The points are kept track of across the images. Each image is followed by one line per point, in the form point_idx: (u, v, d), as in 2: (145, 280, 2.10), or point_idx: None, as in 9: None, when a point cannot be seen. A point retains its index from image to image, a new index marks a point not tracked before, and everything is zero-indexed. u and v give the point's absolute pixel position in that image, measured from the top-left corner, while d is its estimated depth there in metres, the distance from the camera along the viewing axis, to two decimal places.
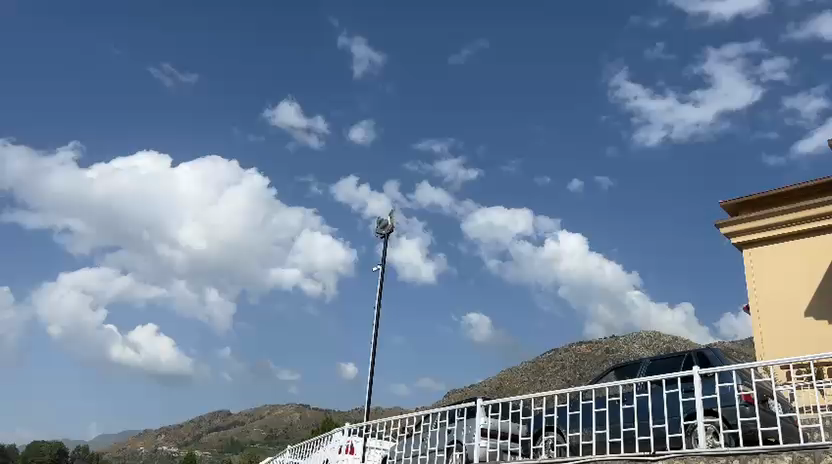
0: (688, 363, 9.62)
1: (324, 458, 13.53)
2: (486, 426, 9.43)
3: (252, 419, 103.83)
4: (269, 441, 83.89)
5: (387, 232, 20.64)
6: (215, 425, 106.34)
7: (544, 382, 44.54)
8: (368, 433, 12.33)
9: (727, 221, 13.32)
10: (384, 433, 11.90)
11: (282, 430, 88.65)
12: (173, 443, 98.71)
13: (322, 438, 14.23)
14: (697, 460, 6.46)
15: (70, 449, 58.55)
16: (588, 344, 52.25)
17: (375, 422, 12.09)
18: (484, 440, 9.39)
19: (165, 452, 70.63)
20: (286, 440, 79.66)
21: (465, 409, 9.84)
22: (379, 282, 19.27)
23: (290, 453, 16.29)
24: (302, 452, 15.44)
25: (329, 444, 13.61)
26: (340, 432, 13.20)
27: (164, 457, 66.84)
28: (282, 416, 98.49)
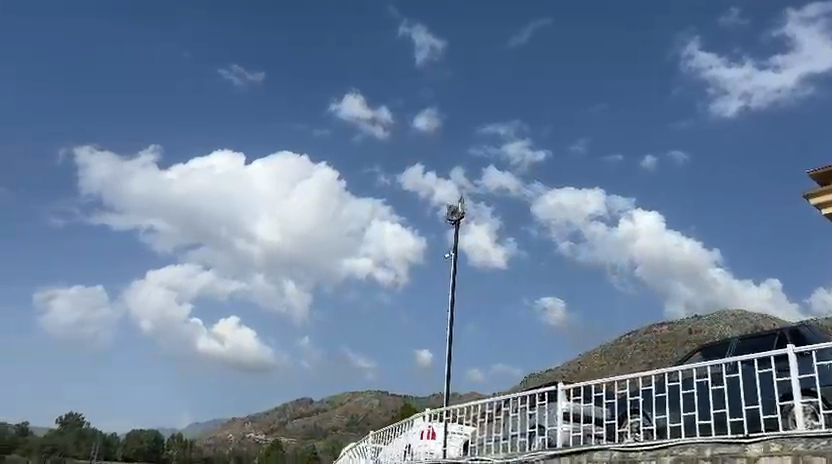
0: (781, 342, 9.18)
1: (406, 443, 13.71)
2: (568, 410, 9.33)
3: (333, 406, 106.55)
4: (350, 427, 85.84)
5: (457, 217, 20.63)
6: (298, 413, 109.67)
7: (625, 365, 43.56)
8: (449, 418, 12.39)
9: (820, 192, 12.54)
10: (465, 418, 11.94)
11: (364, 416, 90.52)
12: (259, 430, 102.63)
13: (402, 423, 14.46)
14: (797, 442, 6.16)
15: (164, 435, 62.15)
16: (670, 325, 50.72)
17: (455, 406, 12.15)
18: (567, 424, 9.30)
19: (253, 439, 73.49)
20: (366, 426, 81.37)
21: (546, 393, 9.74)
22: (453, 268, 19.30)
23: (373, 439, 16.57)
24: (384, 438, 15.69)
25: (410, 430, 13.78)
26: (421, 417, 13.34)
27: (251, 444, 69.79)
28: (361, 403, 100.41)
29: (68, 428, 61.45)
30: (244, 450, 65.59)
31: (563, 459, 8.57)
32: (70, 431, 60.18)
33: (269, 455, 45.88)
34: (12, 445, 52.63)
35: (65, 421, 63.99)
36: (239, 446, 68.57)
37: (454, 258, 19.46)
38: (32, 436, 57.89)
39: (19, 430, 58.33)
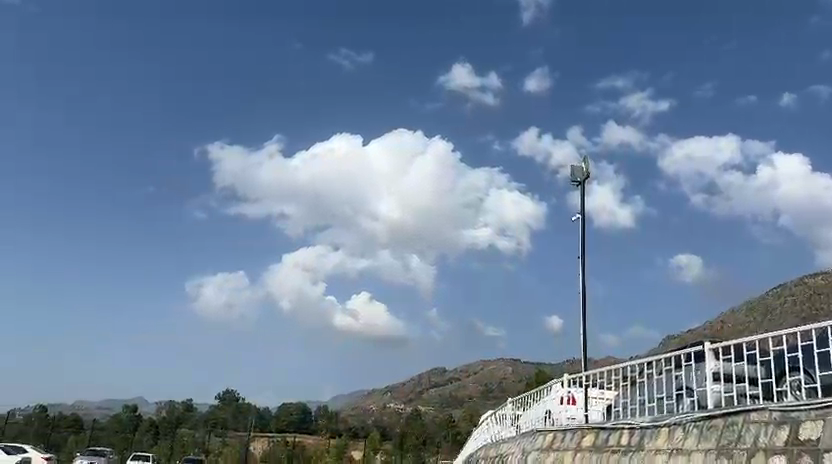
0: None
1: (545, 409, 13.71)
2: (717, 370, 8.93)
3: (467, 375, 108.32)
4: (485, 396, 86.57)
5: (583, 179, 20.02)
6: (434, 383, 112.18)
7: (774, 320, 40.68)
8: (589, 384, 12.25)
9: None
10: (606, 383, 11.75)
11: (498, 384, 91.15)
12: (397, 400, 105.89)
13: (541, 390, 14.45)
14: None
15: (311, 407, 65.97)
16: (824, 275, 46.61)
17: (595, 371, 12.00)
18: (716, 384, 8.90)
19: (393, 408, 76.63)
20: (502, 394, 81.76)
21: (693, 354, 9.38)
22: (581, 231, 18.83)
23: (512, 406, 16.69)
24: (523, 405, 15.79)
25: (549, 396, 13.76)
26: (560, 384, 13.29)
27: (392, 413, 72.31)
28: (494, 372, 100.90)
29: (226, 402, 66.86)
30: (386, 420, 68.10)
31: (717, 421, 8.19)
32: (227, 406, 65.41)
33: (410, 424, 47.29)
34: (180, 418, 58.06)
35: (223, 397, 69.54)
36: (380, 416, 71.28)
37: (583, 221, 18.98)
38: (197, 411, 63.58)
39: (185, 406, 64.28)
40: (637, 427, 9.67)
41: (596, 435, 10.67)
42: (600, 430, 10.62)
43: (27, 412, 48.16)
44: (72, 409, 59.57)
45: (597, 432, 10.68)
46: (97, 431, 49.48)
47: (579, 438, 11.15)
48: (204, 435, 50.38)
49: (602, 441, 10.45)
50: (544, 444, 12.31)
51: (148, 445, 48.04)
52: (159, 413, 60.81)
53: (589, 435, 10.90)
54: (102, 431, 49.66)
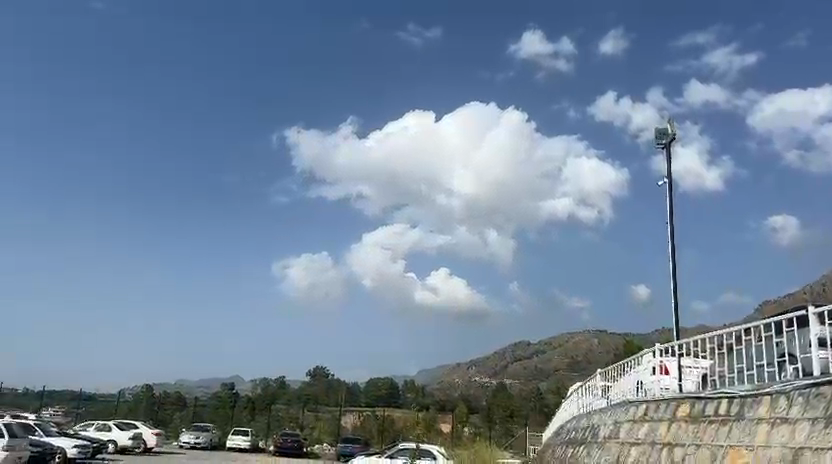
0: None
1: (636, 379, 13.47)
2: (822, 336, 8.52)
3: (552, 348, 107.52)
4: (571, 368, 85.38)
5: (668, 140, 19.29)
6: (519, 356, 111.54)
7: None
8: (682, 353, 11.93)
9: None
10: (699, 351, 11.41)
11: (584, 355, 90.09)
12: (483, 373, 105.80)
13: (632, 361, 14.17)
14: None
15: (398, 382, 67.25)
16: None
17: (687, 340, 11.67)
18: (821, 351, 8.49)
19: (478, 381, 77.19)
20: (589, 366, 80.34)
21: (794, 319, 8.96)
22: (668, 195, 18.20)
23: (601, 377, 16.45)
24: (613, 376, 15.54)
25: (639, 366, 13.49)
26: (651, 354, 13.01)
27: (478, 386, 72.92)
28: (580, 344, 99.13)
29: (316, 379, 69.20)
30: (472, 393, 68.55)
31: (824, 389, 7.82)
32: (318, 382, 67.72)
33: (497, 397, 47.41)
34: (274, 395, 60.67)
35: (313, 373, 71.91)
36: (466, 389, 71.76)
37: (669, 186, 18.32)
38: (290, 388, 66.20)
39: (279, 383, 67.06)
40: (736, 396, 9.35)
41: (692, 405, 10.41)
42: (695, 400, 10.35)
43: (136, 392, 51.58)
44: (176, 388, 63.32)
45: (692, 403, 10.42)
46: (200, 407, 52.42)
47: (674, 408, 10.88)
48: (297, 410, 52.38)
49: (699, 411, 10.18)
50: (637, 415, 12.10)
51: (247, 421, 50.56)
52: (255, 390, 63.72)
53: (685, 405, 10.62)
54: (204, 407, 52.58)
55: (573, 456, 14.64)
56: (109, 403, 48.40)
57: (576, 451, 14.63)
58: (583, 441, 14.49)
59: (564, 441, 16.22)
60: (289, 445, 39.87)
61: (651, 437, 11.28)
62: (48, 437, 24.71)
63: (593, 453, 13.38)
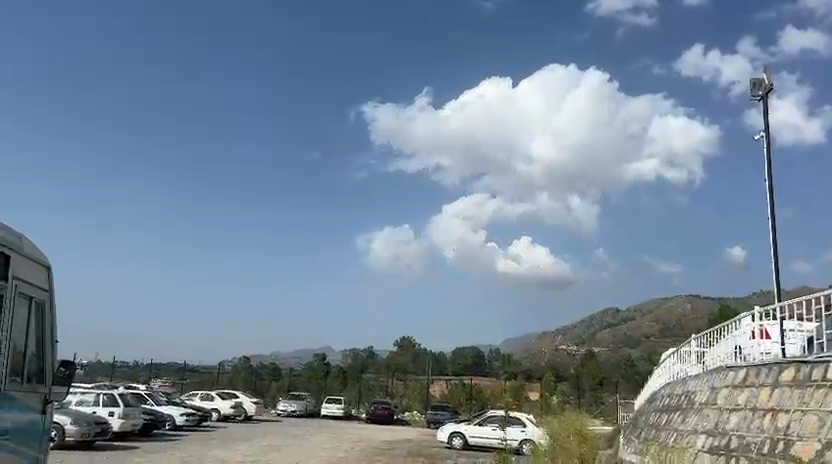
0: None
1: (733, 344, 12.94)
2: None
3: (641, 315, 104.85)
4: (663, 334, 82.99)
5: (765, 91, 18.10)
6: (607, 324, 109.20)
7: None
8: (783, 316, 11.36)
9: None
10: (803, 313, 10.83)
11: (676, 321, 87.29)
12: (570, 341, 104.31)
13: (729, 326, 13.61)
14: None
15: (485, 351, 67.45)
16: None
17: (789, 302, 11.08)
18: None
19: (566, 349, 76.18)
20: (682, 333, 77.75)
21: None
22: (767, 149, 17.19)
23: (696, 342, 15.90)
24: (709, 341, 14.99)
25: (737, 331, 12.95)
26: (750, 318, 12.46)
27: (566, 354, 72.16)
28: (673, 309, 95.99)
29: (404, 348, 70.46)
30: (560, 362, 67.97)
31: None
32: (406, 352, 68.92)
33: (585, 365, 46.86)
34: (364, 365, 62.27)
35: (401, 343, 73.19)
36: (554, 357, 71.16)
37: (767, 140, 17.29)
38: (379, 358, 67.76)
39: (367, 353, 68.81)
40: None
41: (797, 370, 9.91)
42: (800, 364, 9.84)
43: (234, 363, 54.17)
44: (271, 360, 66.08)
45: (797, 367, 9.90)
46: (295, 378, 54.55)
47: (778, 373, 10.40)
48: (386, 379, 53.55)
49: (804, 376, 9.68)
50: (736, 381, 11.65)
51: (339, 390, 52.24)
52: (345, 360, 65.61)
53: (789, 370, 10.13)
54: (298, 377, 54.68)
55: (668, 423, 14.27)
56: (210, 374, 51.09)
57: (671, 417, 14.25)
58: (678, 408, 14.09)
59: (658, 409, 15.84)
60: (380, 413, 40.91)
61: (752, 403, 10.83)
62: (158, 406, 26.45)
63: (690, 420, 12.99)
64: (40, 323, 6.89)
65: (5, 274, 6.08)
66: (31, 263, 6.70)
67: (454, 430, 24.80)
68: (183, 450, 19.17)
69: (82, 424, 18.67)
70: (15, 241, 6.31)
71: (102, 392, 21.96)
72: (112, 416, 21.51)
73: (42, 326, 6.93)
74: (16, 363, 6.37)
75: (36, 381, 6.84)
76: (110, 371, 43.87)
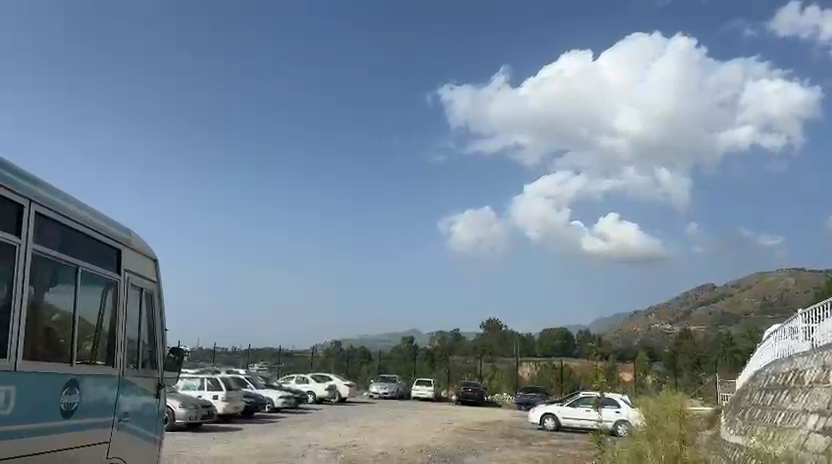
0: None
1: None
2: None
3: (740, 291, 100.13)
4: (765, 310, 78.90)
5: None
6: (703, 301, 105.03)
7: None
8: None
9: None
10: None
11: (779, 296, 82.75)
12: (663, 320, 100.93)
13: None
14: None
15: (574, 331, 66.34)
16: None
17: None
18: None
19: (660, 328, 73.71)
20: (785, 308, 73.72)
21: None
22: None
23: (802, 318, 15.04)
24: (817, 316, 14.13)
25: None
26: None
27: (659, 334, 69.92)
28: (775, 284, 91.02)
29: (491, 330, 70.51)
30: (654, 341, 65.96)
31: None
32: (494, 333, 68.90)
33: (682, 343, 45.23)
34: (451, 346, 62.70)
35: (487, 325, 73.24)
36: (646, 336, 69.14)
37: None
38: (466, 340, 68.06)
39: (455, 335, 69.20)
40: None
41: None
42: None
43: (326, 348, 55.84)
44: (362, 343, 67.74)
45: None
46: (385, 360, 55.61)
47: None
48: (475, 360, 53.75)
49: None
50: None
51: (428, 372, 52.89)
52: (433, 342, 66.27)
53: None
54: (389, 360, 55.73)
55: (775, 402, 13.61)
56: (305, 358, 52.94)
57: (778, 397, 13.57)
58: (784, 387, 13.42)
59: (762, 388, 15.12)
60: (470, 394, 41.11)
61: None
62: (258, 389, 27.67)
63: (798, 399, 12.33)
64: (151, 313, 7.32)
65: (117, 268, 6.46)
66: (142, 257, 7.12)
67: (546, 411, 24.64)
68: (282, 431, 19.96)
69: (190, 407, 19.82)
70: (124, 235, 6.69)
71: (206, 377, 23.18)
72: (216, 400, 22.69)
73: (152, 318, 7.37)
74: (131, 351, 6.79)
75: (150, 367, 7.30)
76: (212, 357, 46.27)
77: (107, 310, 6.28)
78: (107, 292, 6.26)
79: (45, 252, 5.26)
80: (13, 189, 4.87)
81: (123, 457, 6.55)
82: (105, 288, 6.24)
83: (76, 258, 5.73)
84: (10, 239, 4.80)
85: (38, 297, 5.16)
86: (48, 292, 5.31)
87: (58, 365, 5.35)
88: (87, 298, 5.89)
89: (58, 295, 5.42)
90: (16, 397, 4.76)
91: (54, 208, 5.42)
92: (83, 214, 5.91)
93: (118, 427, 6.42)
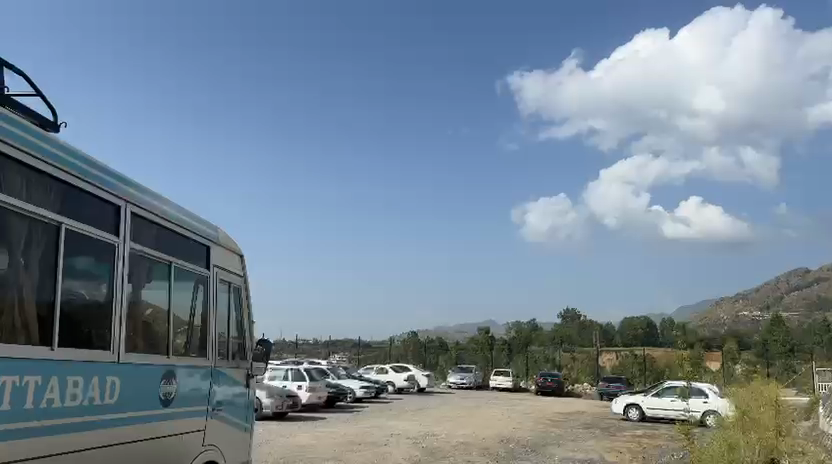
0: None
1: None
2: None
3: None
4: None
5: None
6: (797, 287, 99.41)
7: None
8: None
9: None
10: None
11: None
12: (751, 307, 96.46)
13: None
14: None
15: (657, 321, 64.30)
16: None
17: None
18: None
19: (750, 315, 70.34)
20: None
21: None
22: None
23: None
24: None
25: None
26: None
27: (749, 321, 66.74)
28: None
29: (569, 320, 69.43)
30: (743, 329, 63.14)
31: None
32: (572, 323, 67.77)
33: (772, 330, 43.14)
34: (529, 336, 62.15)
35: (566, 315, 72.07)
36: (735, 323, 66.16)
37: None
38: (544, 330, 67.31)
39: (532, 326, 68.55)
40: None
41: None
42: None
43: (403, 338, 56.52)
44: (439, 334, 68.20)
45: None
46: (462, 351, 55.70)
47: None
48: (553, 350, 53.00)
49: None
50: None
51: (505, 363, 52.70)
52: (509, 333, 65.87)
53: None
54: (465, 350, 55.78)
55: None
56: (383, 349, 53.78)
57: None
58: None
59: None
60: (550, 384, 40.62)
61: None
62: (340, 379, 28.31)
63: None
64: (239, 307, 7.62)
65: (207, 264, 6.76)
66: (230, 253, 7.42)
67: (630, 402, 24.04)
68: (364, 421, 20.33)
69: (276, 397, 20.50)
70: (214, 233, 7.00)
71: (291, 368, 23.90)
72: (301, 389, 23.39)
73: (241, 311, 7.67)
74: (222, 343, 7.10)
75: (240, 358, 7.59)
76: (294, 348, 47.71)
77: (199, 305, 6.59)
78: (199, 286, 6.56)
79: (140, 250, 5.55)
80: (110, 189, 5.16)
81: (218, 444, 6.86)
82: (196, 283, 6.54)
83: (169, 254, 6.03)
84: (109, 238, 5.10)
85: (136, 291, 5.47)
86: (145, 287, 5.60)
87: (157, 357, 5.66)
88: (180, 294, 6.19)
89: (154, 290, 5.73)
90: (120, 386, 5.06)
91: (147, 207, 5.69)
92: (175, 213, 6.21)
93: (213, 416, 6.73)
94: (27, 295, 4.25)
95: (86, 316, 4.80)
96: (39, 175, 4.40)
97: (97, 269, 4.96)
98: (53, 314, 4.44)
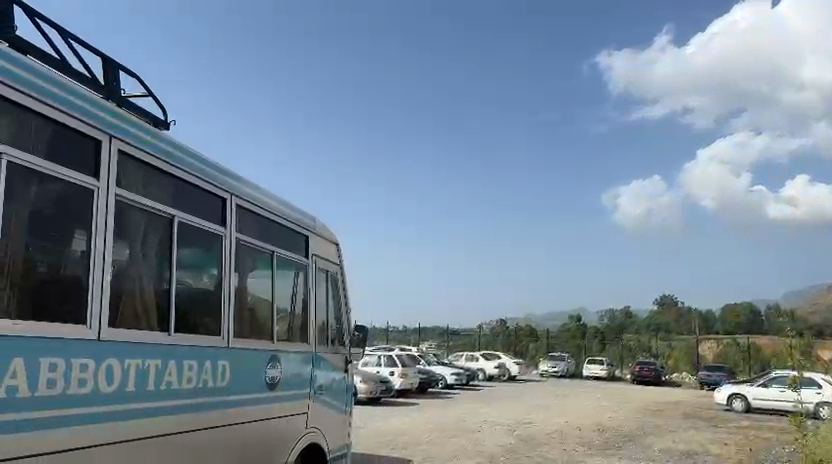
0: None
1: None
2: None
3: None
4: None
5: None
6: None
7: None
8: None
9: None
10: None
11: None
12: None
13: None
14: None
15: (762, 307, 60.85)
16: None
17: None
18: None
19: None
20: None
21: None
22: None
23: None
24: None
25: None
26: None
27: None
28: None
29: (664, 307, 66.87)
30: None
31: None
32: (668, 311, 65.27)
33: None
34: (623, 324, 60.38)
35: (662, 302, 69.52)
36: None
37: None
38: (638, 317, 65.22)
39: (626, 313, 66.58)
40: None
41: None
42: None
43: (493, 327, 56.24)
44: (529, 322, 67.46)
45: None
46: (553, 339, 54.84)
47: None
48: (648, 339, 51.26)
49: None
50: None
51: (598, 351, 51.54)
52: (602, 320, 64.22)
53: None
54: (556, 338, 54.90)
55: None
56: (472, 337, 53.83)
57: None
58: None
59: None
60: (647, 374, 39.37)
61: None
62: (431, 366, 28.59)
63: None
64: (336, 296, 7.83)
65: (306, 253, 6.98)
66: (326, 242, 7.62)
67: (734, 392, 22.95)
68: (457, 407, 20.45)
69: (370, 383, 20.97)
70: (311, 223, 7.20)
71: (383, 354, 24.36)
72: (393, 376, 23.81)
73: (338, 298, 7.87)
74: (322, 330, 7.33)
75: (338, 345, 7.82)
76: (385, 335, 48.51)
77: (300, 292, 6.83)
78: (298, 274, 6.78)
79: (244, 240, 5.80)
80: (215, 183, 5.42)
81: (320, 426, 7.11)
82: (297, 271, 6.78)
83: (271, 244, 6.27)
84: (215, 229, 5.35)
85: (242, 281, 5.73)
86: (249, 276, 5.85)
87: (262, 343, 5.92)
88: (282, 281, 6.43)
89: (258, 279, 5.98)
90: (231, 372, 5.33)
91: (249, 199, 5.93)
92: (275, 203, 6.43)
93: (314, 399, 6.98)
94: (147, 285, 4.53)
95: (194, 306, 5.06)
96: (153, 171, 4.66)
97: (205, 260, 5.23)
98: (169, 303, 4.73)
